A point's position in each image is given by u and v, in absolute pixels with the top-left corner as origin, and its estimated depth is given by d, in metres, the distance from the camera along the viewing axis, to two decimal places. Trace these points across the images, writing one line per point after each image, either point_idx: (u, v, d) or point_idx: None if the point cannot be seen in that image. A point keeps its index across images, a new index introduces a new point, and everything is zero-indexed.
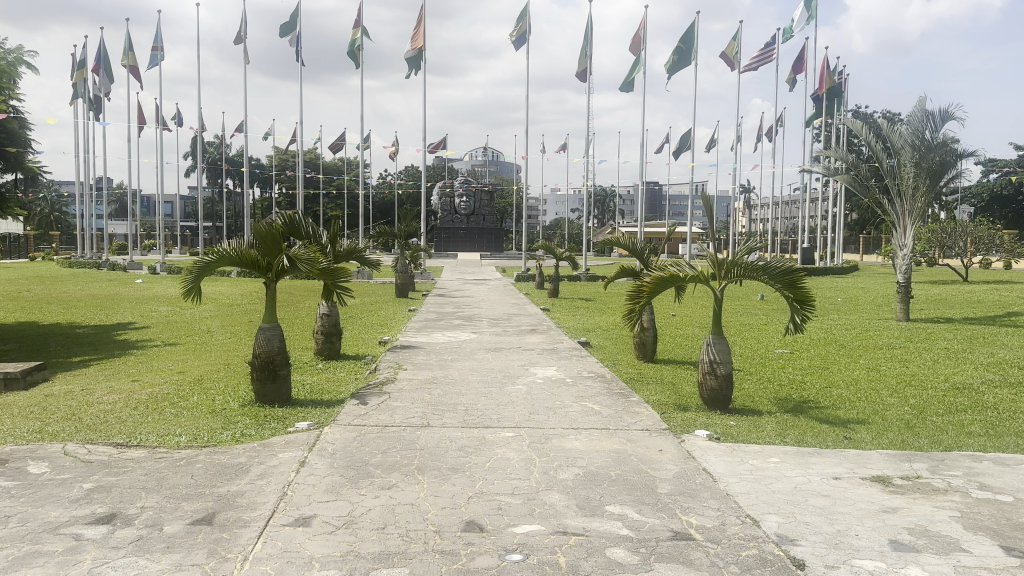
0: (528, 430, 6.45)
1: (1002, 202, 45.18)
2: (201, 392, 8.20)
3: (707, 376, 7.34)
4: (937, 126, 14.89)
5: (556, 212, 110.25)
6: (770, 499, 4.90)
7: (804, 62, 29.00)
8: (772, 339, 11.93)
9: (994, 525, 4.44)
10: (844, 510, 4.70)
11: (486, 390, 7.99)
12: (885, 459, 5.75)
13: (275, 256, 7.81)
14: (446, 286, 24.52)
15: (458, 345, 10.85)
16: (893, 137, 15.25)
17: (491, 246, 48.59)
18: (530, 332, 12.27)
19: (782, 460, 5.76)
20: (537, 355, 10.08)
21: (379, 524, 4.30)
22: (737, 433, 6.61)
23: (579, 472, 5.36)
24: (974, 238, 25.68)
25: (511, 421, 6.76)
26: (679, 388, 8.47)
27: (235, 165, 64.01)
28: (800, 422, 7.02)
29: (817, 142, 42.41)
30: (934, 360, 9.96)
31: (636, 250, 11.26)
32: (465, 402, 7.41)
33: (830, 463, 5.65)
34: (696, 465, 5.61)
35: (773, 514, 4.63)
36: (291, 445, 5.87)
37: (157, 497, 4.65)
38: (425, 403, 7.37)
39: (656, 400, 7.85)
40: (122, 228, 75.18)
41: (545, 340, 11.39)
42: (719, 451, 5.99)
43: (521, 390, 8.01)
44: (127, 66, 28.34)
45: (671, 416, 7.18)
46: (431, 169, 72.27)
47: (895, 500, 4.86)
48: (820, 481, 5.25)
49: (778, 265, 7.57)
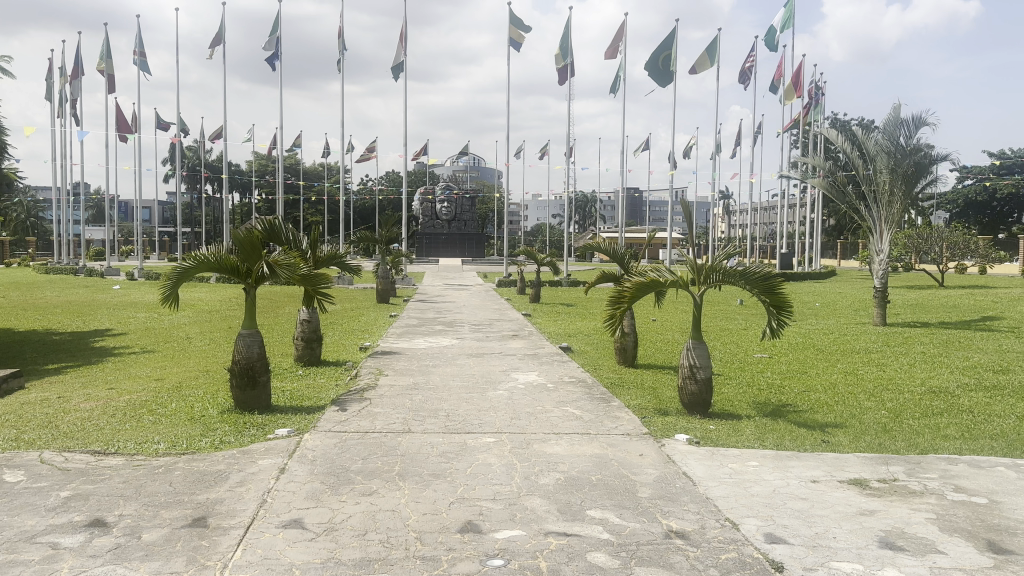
0: (509, 435, 6.46)
1: (978, 209, 45.93)
2: (181, 399, 8.13)
3: (687, 380, 7.39)
4: (911, 132, 15.07)
5: (538, 218, 110.66)
6: (750, 503, 4.94)
7: (782, 70, 29.30)
8: (751, 343, 12.06)
9: (968, 526, 4.51)
10: (822, 513, 4.74)
11: (467, 395, 7.99)
12: (862, 462, 5.82)
13: (255, 261, 7.73)
14: (428, 291, 24.48)
15: (439, 351, 10.83)
16: (869, 143, 15.42)
17: (473, 251, 48.61)
18: (511, 337, 12.27)
19: (761, 463, 5.81)
20: (518, 360, 10.09)
21: (360, 531, 4.28)
22: (717, 437, 6.67)
23: (560, 477, 5.38)
24: (950, 243, 26.07)
25: (492, 426, 6.76)
26: (660, 393, 8.52)
27: (215, 171, 63.68)
28: (779, 426, 7.09)
29: (795, 149, 42.89)
30: (911, 364, 10.11)
31: (617, 255, 11.32)
32: (446, 408, 7.40)
33: (808, 466, 5.71)
34: (676, 469, 5.64)
35: (752, 518, 4.67)
36: (271, 452, 5.84)
37: (136, 505, 4.61)
38: (406, 409, 7.35)
39: (637, 404, 7.90)
40: (100, 234, 74.47)
41: (526, 346, 11.40)
42: (699, 454, 6.03)
43: (502, 395, 8.02)
44: (105, 71, 28.09)
45: (652, 420, 7.22)
46: (412, 175, 72.27)
47: (872, 503, 4.92)
48: (799, 485, 5.30)
49: (755, 271, 7.65)
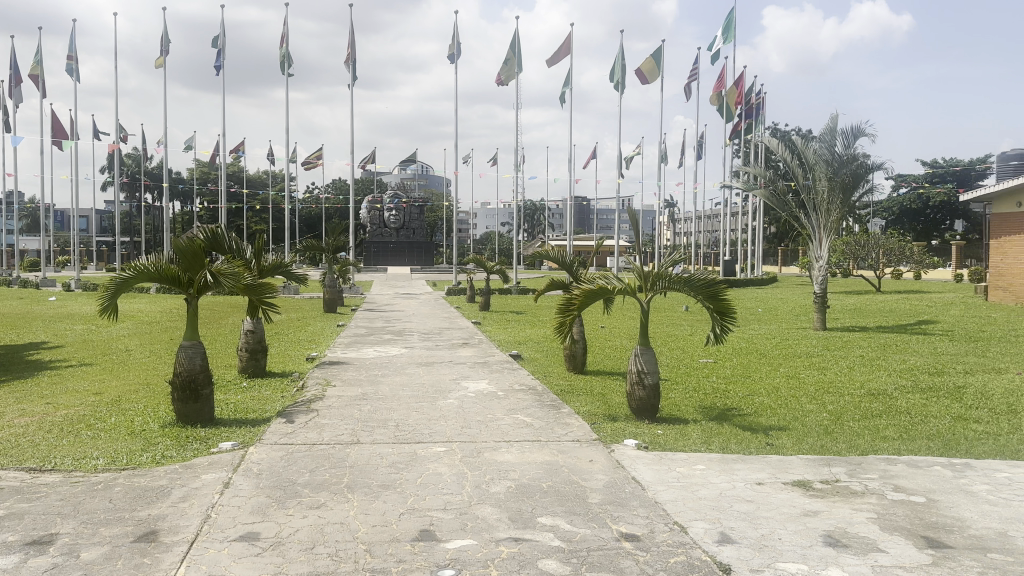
0: (460, 444, 6.43)
1: (912, 216, 47.58)
2: (120, 413, 7.87)
3: (635, 386, 7.47)
4: (848, 142, 15.55)
5: (486, 226, 110.73)
6: (698, 506, 5.02)
7: (724, 80, 30.01)
8: (697, 349, 12.27)
9: (908, 525, 4.65)
10: (767, 514, 4.85)
11: (417, 404, 7.93)
12: (805, 464, 5.97)
13: (197, 271, 7.54)
14: (376, 300, 24.24)
15: (388, 360, 10.73)
16: (807, 153, 15.87)
17: (422, 260, 48.37)
18: (461, 346, 12.22)
19: (708, 466, 5.91)
20: (469, 369, 10.06)
21: (308, 545, 4.21)
22: (665, 441, 6.76)
23: (511, 485, 5.37)
24: (887, 249, 26.95)
25: (442, 435, 6.73)
26: (609, 399, 8.59)
27: (155, 179, 62.12)
28: (724, 429, 7.23)
29: (737, 158, 43.89)
30: (850, 367, 10.41)
31: (566, 263, 11.40)
32: (396, 418, 7.32)
33: (753, 468, 5.83)
34: (626, 474, 5.70)
35: (700, 520, 4.74)
36: (215, 466, 5.69)
37: (73, 524, 4.43)
38: (355, 419, 7.26)
39: (586, 410, 7.96)
40: (33, 244, 71.85)
41: (477, 354, 11.38)
42: (648, 459, 6.11)
43: (452, 404, 7.98)
44: (37, 75, 27.17)
45: (601, 426, 7.28)
46: (360, 183, 71.66)
47: (815, 504, 5.04)
48: (744, 487, 5.41)
49: (700, 278, 7.78)
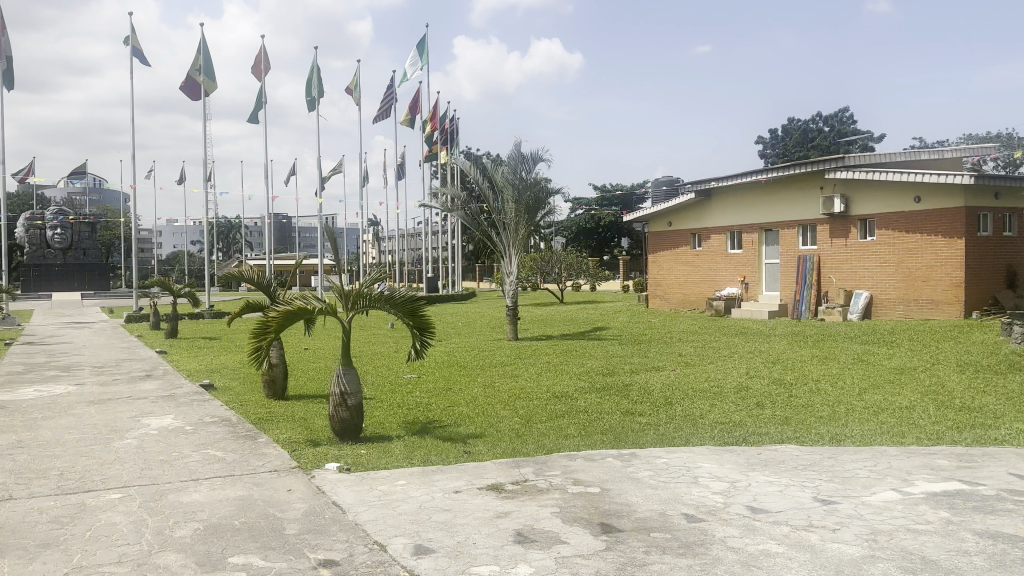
0: (139, 488, 5.79)
1: (587, 233, 53.20)
2: None
3: (337, 408, 7.34)
4: (530, 166, 16.96)
5: (176, 245, 101.96)
6: (397, 522, 5.05)
7: (419, 104, 31.12)
8: (400, 365, 12.44)
9: (585, 515, 5.13)
10: (463, 521, 5.04)
11: (86, 449, 6.98)
12: (497, 468, 6.33)
13: None
14: (36, 332, 21.01)
15: (50, 401, 9.33)
16: (496, 175, 17.00)
17: (95, 284, 43.00)
18: (142, 378, 11.05)
19: (408, 481, 6.00)
20: (151, 403, 9.13)
21: None
22: (367, 461, 6.73)
23: (199, 526, 4.96)
24: (568, 264, 30.06)
25: (118, 480, 6.00)
26: (311, 423, 8.35)
27: None
28: (425, 442, 7.40)
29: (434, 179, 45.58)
30: (538, 374, 11.28)
31: (262, 284, 10.89)
32: (59, 467, 6.38)
33: (450, 478, 6.04)
34: (326, 499, 5.57)
35: (399, 536, 4.78)
36: None
37: None
38: (3, 473, 6.18)
39: (287, 437, 7.63)
40: None
41: (161, 386, 10.37)
42: (348, 481, 6.03)
43: (131, 444, 7.17)
44: None
45: (302, 452, 7.03)
46: (13, 198, 61.82)
47: (506, 505, 5.35)
48: (442, 497, 5.57)
49: (399, 295, 7.89)
